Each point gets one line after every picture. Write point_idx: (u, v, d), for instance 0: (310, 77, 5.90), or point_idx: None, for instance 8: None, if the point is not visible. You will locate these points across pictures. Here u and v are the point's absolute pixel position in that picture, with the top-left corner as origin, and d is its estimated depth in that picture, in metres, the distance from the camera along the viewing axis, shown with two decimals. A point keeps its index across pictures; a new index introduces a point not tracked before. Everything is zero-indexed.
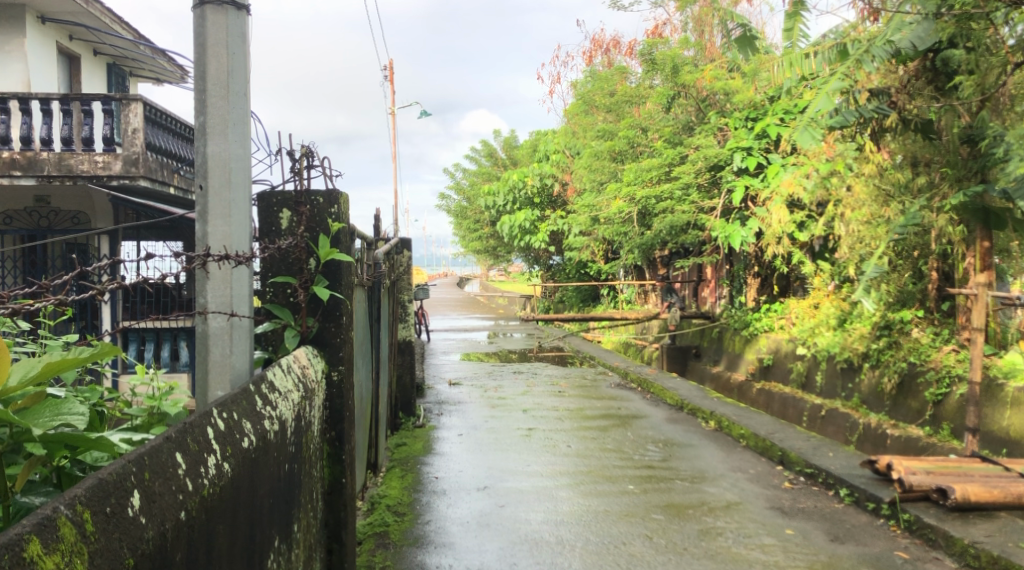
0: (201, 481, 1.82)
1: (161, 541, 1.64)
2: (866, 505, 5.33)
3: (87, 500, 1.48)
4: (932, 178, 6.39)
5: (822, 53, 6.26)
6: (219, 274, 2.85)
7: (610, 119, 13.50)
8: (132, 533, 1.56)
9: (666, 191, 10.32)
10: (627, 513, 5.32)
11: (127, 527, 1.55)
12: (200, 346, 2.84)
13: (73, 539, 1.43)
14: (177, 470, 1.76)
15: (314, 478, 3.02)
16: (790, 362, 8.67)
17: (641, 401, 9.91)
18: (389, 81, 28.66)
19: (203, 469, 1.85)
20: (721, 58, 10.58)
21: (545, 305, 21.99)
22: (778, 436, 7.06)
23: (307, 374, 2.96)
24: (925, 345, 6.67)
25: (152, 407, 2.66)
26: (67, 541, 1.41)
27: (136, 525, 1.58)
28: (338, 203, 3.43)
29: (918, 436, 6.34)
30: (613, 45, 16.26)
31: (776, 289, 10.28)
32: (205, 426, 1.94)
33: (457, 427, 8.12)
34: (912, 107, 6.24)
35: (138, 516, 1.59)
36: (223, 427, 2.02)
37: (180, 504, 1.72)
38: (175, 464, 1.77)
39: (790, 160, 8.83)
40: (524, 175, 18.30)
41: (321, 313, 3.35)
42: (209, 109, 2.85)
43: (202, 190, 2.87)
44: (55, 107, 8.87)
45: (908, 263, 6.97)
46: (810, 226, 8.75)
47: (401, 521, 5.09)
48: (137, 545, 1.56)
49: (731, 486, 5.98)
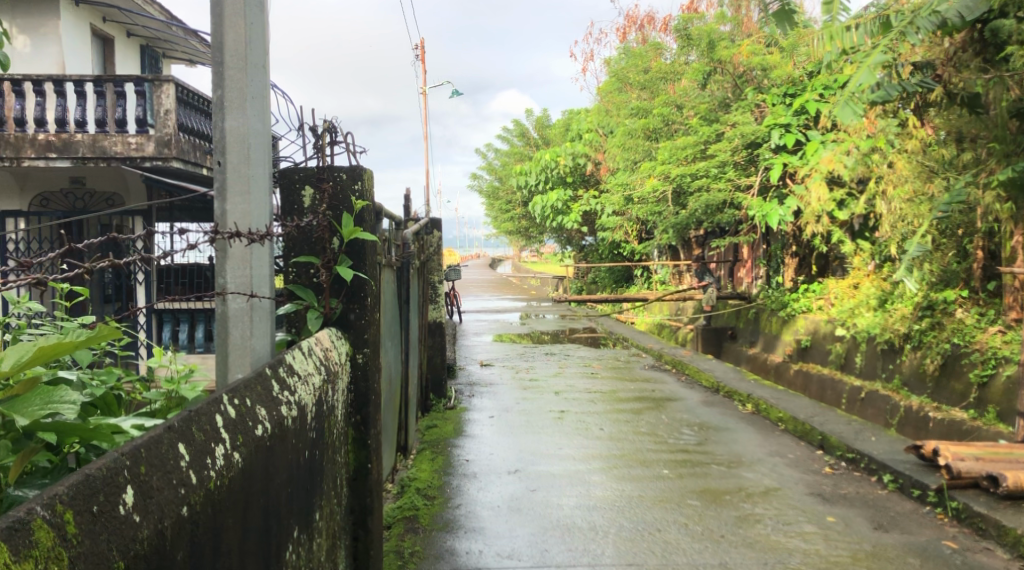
0: (207, 473, 1.73)
1: (158, 540, 1.54)
2: (910, 492, 5.14)
3: (69, 499, 1.38)
4: (979, 153, 6.13)
5: (865, 25, 5.96)
6: (238, 253, 2.76)
7: (644, 97, 13.25)
8: (123, 533, 1.47)
9: (702, 169, 10.08)
10: (662, 499, 5.19)
11: (117, 526, 1.46)
12: (219, 326, 2.75)
13: (50, 544, 1.33)
14: (179, 462, 1.67)
15: (338, 463, 2.94)
16: (828, 343, 8.43)
17: (676, 383, 9.75)
18: (420, 61, 28.44)
19: (210, 459, 1.75)
20: (759, 33, 10.28)
21: (578, 285, 21.81)
22: (818, 420, 6.87)
23: (329, 357, 2.86)
24: (970, 326, 6.42)
25: (170, 390, 2.58)
26: (42, 547, 1.31)
27: (128, 524, 1.48)
28: (361, 180, 3.31)
29: (962, 419, 6.11)
30: (647, 21, 15.97)
31: (814, 269, 10.04)
32: (213, 414, 1.84)
33: (489, 409, 8.03)
34: (959, 80, 6.03)
35: (131, 514, 1.50)
36: (234, 414, 1.92)
37: (182, 499, 1.63)
38: (178, 456, 1.67)
39: (830, 136, 8.56)
40: (557, 154, 18.10)
41: (345, 294, 3.26)
42: (226, 83, 2.75)
43: (220, 165, 2.77)
44: (88, 89, 8.88)
45: (951, 242, 6.79)
46: (850, 204, 8.48)
47: (431, 504, 5.00)
48: (129, 546, 1.47)
49: (769, 471, 5.82)
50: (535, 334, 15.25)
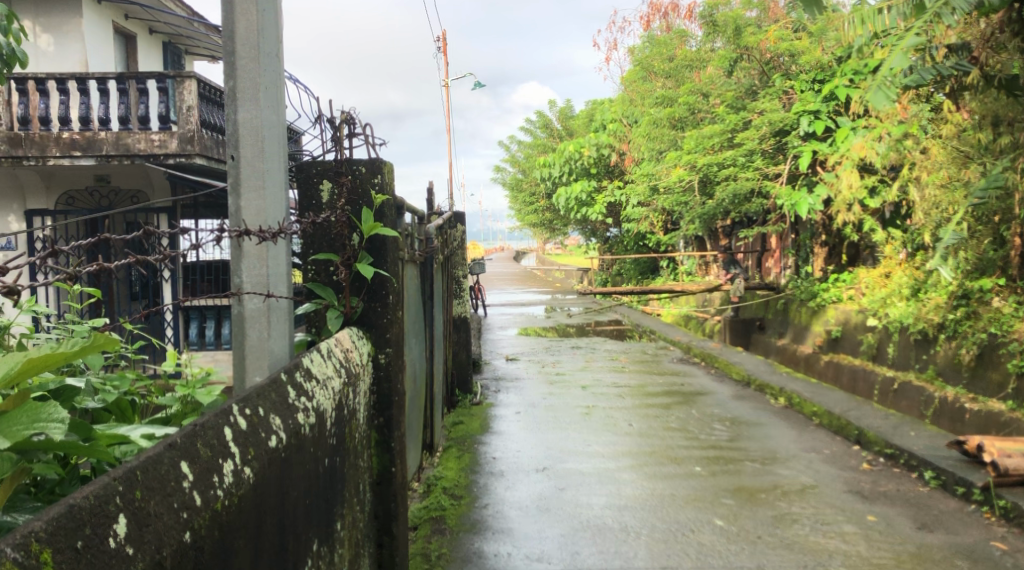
0: (213, 493, 1.62)
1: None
2: (954, 490, 4.95)
3: (50, 536, 1.27)
4: (1017, 137, 5.86)
5: (896, 8, 5.68)
6: (254, 251, 2.65)
7: (669, 85, 13.02)
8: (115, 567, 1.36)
9: (728, 158, 9.86)
10: (695, 498, 5.04)
11: (108, 560, 1.35)
12: (235, 328, 2.65)
13: None
14: (182, 483, 1.56)
15: (360, 468, 2.84)
16: (860, 333, 8.21)
17: (705, 376, 9.57)
18: (442, 53, 28.23)
19: (217, 478, 1.65)
20: (786, 18, 10.01)
21: (602, 277, 21.61)
22: (854, 414, 6.67)
23: (349, 358, 2.75)
24: (1007, 315, 6.19)
25: (185, 395, 2.48)
26: None
27: (120, 557, 1.37)
28: (382, 173, 3.20)
29: (1000, 411, 5.88)
30: (672, 8, 15.71)
31: (845, 258, 9.81)
32: (222, 427, 1.74)
33: (515, 404, 7.91)
34: (996, 62, 5.78)
35: (123, 546, 1.39)
36: (244, 425, 1.82)
37: (185, 524, 1.53)
38: (180, 475, 1.57)
39: (860, 122, 8.30)
40: (581, 145, 17.89)
41: (366, 292, 3.15)
42: (239, 73, 2.64)
43: (234, 160, 2.66)
44: (111, 86, 8.85)
45: (987, 229, 6.41)
46: (883, 191, 8.22)
47: (458, 505, 4.88)
48: None
49: (804, 468, 5.65)
50: (560, 327, 15.10)
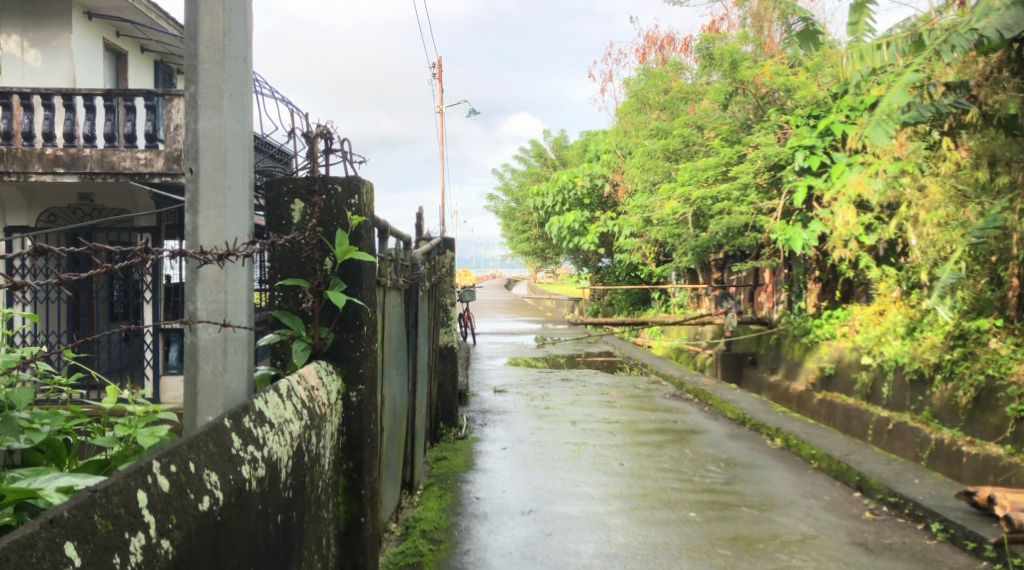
0: None
1: None
2: (964, 544, 4.67)
3: None
4: (1015, 178, 5.67)
5: (896, 44, 5.80)
6: (211, 276, 2.57)
7: (664, 117, 12.87)
8: None
9: (723, 191, 9.64)
10: (690, 547, 4.76)
11: None
12: (189, 360, 2.58)
13: None
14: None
15: (325, 519, 2.61)
16: (854, 372, 7.94)
17: (698, 413, 9.28)
18: (438, 80, 28.07)
19: (118, 558, 1.46)
20: (783, 54, 9.89)
21: (593, 307, 21.33)
22: (855, 458, 6.40)
23: (315, 397, 2.54)
24: (1004, 357, 5.92)
25: (127, 435, 2.20)
26: None
27: None
28: (359, 193, 3.00)
29: (999, 454, 5.60)
30: (667, 41, 15.63)
31: (838, 294, 9.55)
32: (134, 492, 1.55)
33: (502, 440, 7.61)
34: (994, 101, 5.59)
35: None
36: (166, 487, 1.64)
37: None
38: (63, 562, 1.36)
39: (856, 158, 8.10)
40: (574, 175, 17.68)
41: (338, 322, 2.97)
42: (201, 77, 2.63)
43: (193, 173, 2.63)
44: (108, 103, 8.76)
45: (984, 269, 6.23)
46: (880, 229, 7.98)
47: (437, 550, 4.57)
48: None
49: (804, 516, 5.36)
50: (550, 358, 14.79)
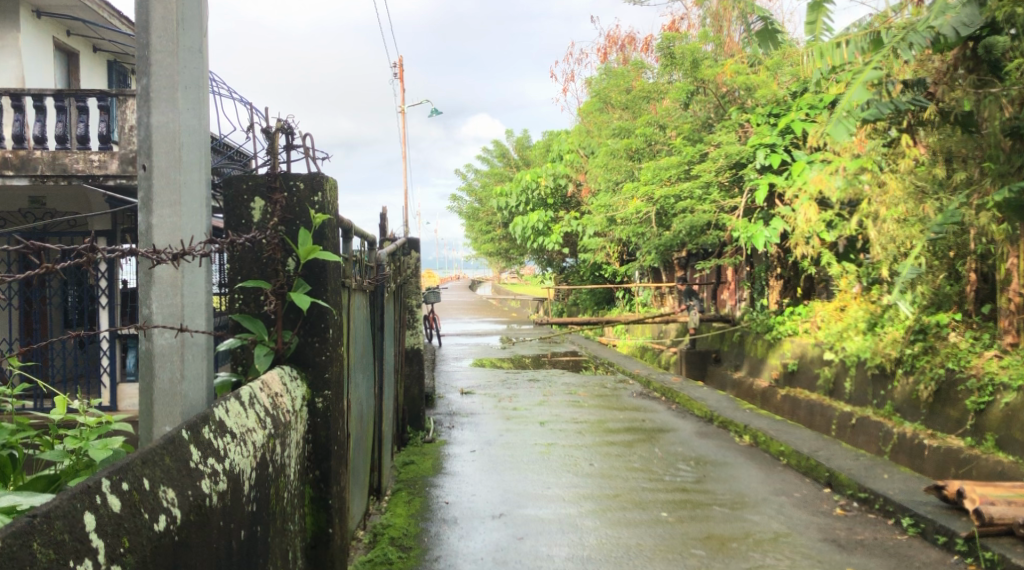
0: None
1: None
2: (935, 539, 4.68)
3: None
4: (972, 173, 5.81)
5: (855, 42, 5.76)
6: (167, 277, 2.47)
7: (627, 117, 12.88)
8: None
9: (686, 189, 9.61)
10: (664, 548, 4.70)
11: None
12: (143, 368, 2.47)
13: None
14: None
15: (291, 531, 2.50)
16: (817, 367, 7.96)
17: (666, 411, 9.27)
18: (399, 79, 27.82)
19: None
20: (743, 53, 9.94)
21: (558, 307, 21.29)
22: (824, 454, 6.40)
23: (278, 404, 2.43)
24: (964, 350, 5.97)
25: (77, 449, 2.06)
26: None
27: None
28: (322, 190, 2.90)
29: (959, 447, 5.64)
30: (628, 41, 15.63)
31: (800, 291, 9.58)
32: (81, 514, 1.43)
33: (470, 442, 7.50)
34: (950, 98, 5.64)
35: None
36: (117, 506, 1.52)
37: None
38: None
39: (817, 156, 8.11)
40: (537, 175, 17.62)
41: (302, 326, 2.86)
42: (155, 70, 2.53)
43: (146, 170, 2.54)
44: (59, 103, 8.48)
45: (942, 264, 6.35)
46: (841, 226, 7.93)
47: (406, 558, 4.45)
48: None
49: (776, 513, 5.34)
50: (516, 359, 14.71)
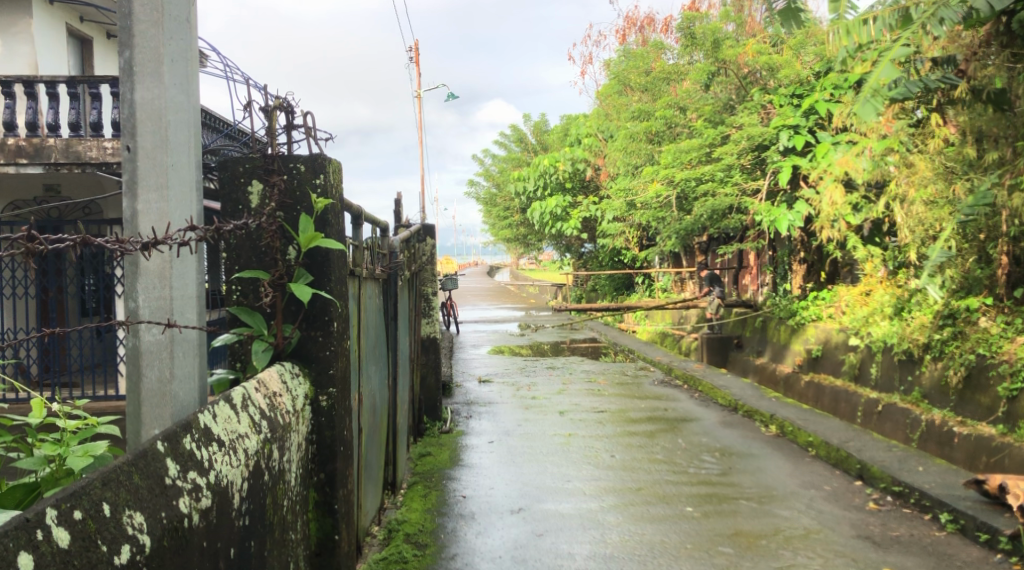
0: None
1: None
2: (976, 537, 4.46)
3: None
4: (1004, 153, 5.42)
5: (882, 19, 5.31)
6: (154, 267, 2.33)
7: (647, 98, 12.58)
8: None
9: (707, 172, 9.33)
10: (691, 546, 4.50)
11: None
12: (131, 366, 2.33)
13: None
14: None
15: (291, 541, 2.37)
16: (842, 353, 7.70)
17: (688, 400, 9.04)
18: (415, 64, 27.51)
19: None
20: (764, 32, 9.63)
21: (577, 293, 21.05)
22: (854, 445, 6.17)
23: (276, 406, 2.31)
24: (995, 336, 5.69)
25: (57, 457, 1.91)
26: None
27: None
28: (324, 173, 2.73)
29: (991, 435, 5.39)
30: (647, 22, 15.27)
31: (823, 275, 9.31)
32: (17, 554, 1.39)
33: (488, 432, 7.33)
34: (982, 75, 5.37)
35: None
36: (64, 539, 1.47)
37: None
38: None
39: (842, 137, 7.81)
40: (555, 160, 17.35)
41: (303, 319, 2.70)
42: (137, 42, 2.39)
43: (130, 151, 2.39)
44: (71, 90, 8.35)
45: (973, 246, 6.04)
46: (866, 208, 7.61)
47: (422, 556, 4.27)
48: None
49: (806, 508, 5.12)
50: (535, 346, 14.50)
